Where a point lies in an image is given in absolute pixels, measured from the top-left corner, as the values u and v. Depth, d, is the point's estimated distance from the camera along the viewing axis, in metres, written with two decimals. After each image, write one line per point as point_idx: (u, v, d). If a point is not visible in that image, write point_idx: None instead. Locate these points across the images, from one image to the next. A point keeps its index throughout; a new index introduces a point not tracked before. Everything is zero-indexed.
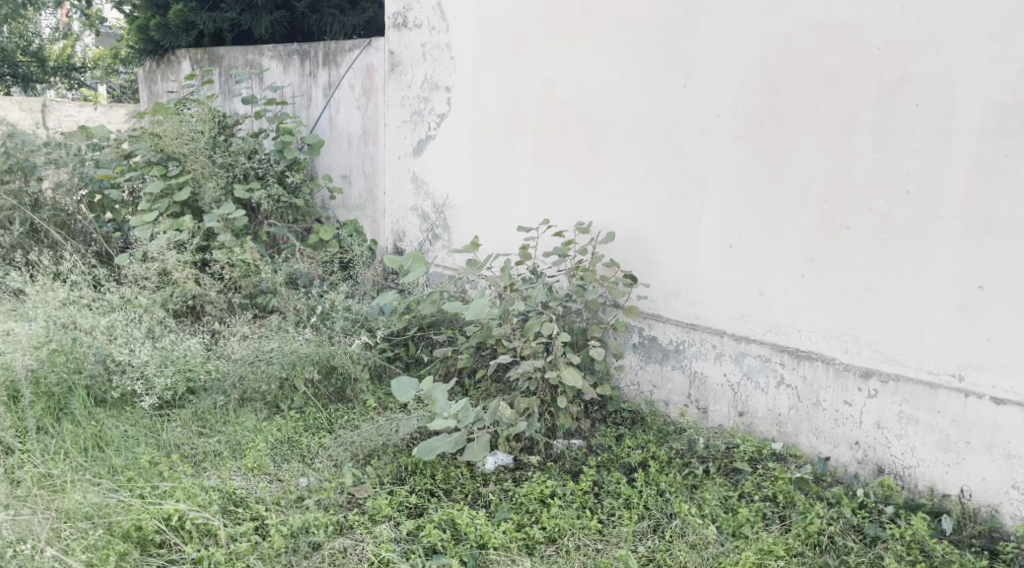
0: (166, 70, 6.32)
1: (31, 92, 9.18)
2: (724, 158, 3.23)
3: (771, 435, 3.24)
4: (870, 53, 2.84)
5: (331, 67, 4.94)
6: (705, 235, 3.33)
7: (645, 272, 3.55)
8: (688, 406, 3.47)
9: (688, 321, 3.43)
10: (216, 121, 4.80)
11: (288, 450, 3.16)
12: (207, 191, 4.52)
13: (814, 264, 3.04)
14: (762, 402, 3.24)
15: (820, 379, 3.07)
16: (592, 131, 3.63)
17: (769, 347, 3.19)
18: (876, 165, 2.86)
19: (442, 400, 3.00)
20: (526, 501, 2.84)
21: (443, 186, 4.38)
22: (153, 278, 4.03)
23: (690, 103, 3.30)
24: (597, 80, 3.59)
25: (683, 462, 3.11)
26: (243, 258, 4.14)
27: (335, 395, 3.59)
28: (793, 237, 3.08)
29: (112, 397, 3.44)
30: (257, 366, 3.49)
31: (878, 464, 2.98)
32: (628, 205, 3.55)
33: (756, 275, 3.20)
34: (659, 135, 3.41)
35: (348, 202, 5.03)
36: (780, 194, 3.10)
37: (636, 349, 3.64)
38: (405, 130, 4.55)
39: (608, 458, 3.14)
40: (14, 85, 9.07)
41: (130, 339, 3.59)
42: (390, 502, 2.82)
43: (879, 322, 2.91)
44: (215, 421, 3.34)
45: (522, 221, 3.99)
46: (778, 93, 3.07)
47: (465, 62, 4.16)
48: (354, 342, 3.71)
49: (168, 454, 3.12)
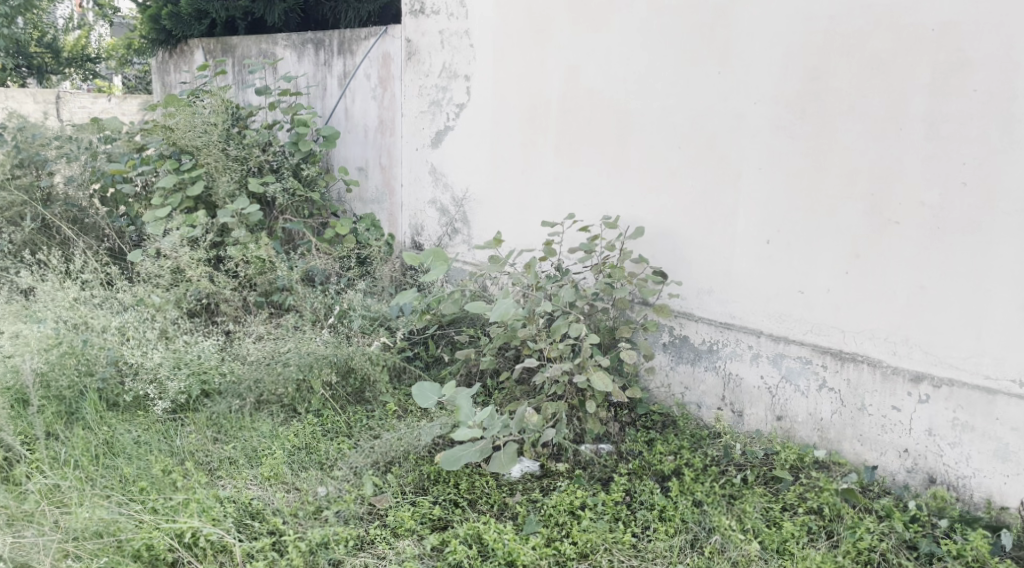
0: (179, 61, 6.21)
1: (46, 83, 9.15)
2: (761, 149, 3.07)
3: (812, 441, 3.06)
4: (923, 35, 2.66)
5: (347, 56, 4.78)
6: (741, 229, 3.17)
7: (676, 269, 3.39)
8: (722, 410, 3.31)
9: (722, 321, 3.27)
10: (230, 112, 4.69)
11: (305, 457, 3.03)
12: (221, 185, 4.43)
13: (859, 260, 2.87)
14: (802, 405, 3.07)
15: (866, 383, 2.90)
16: (619, 121, 3.47)
17: (809, 348, 3.03)
18: (927, 156, 2.69)
19: (467, 407, 2.80)
20: (555, 513, 2.70)
21: (463, 178, 4.23)
22: (166, 276, 3.90)
23: (725, 91, 3.14)
24: (623, 66, 3.42)
25: (720, 470, 2.96)
26: (259, 254, 4.01)
27: (353, 396, 3.47)
28: (836, 232, 2.92)
29: (125, 401, 3.32)
30: (274, 368, 3.37)
31: (929, 473, 2.80)
32: (658, 198, 3.39)
33: (796, 271, 3.04)
34: (690, 125, 3.24)
35: (365, 195, 4.88)
36: (824, 187, 2.93)
37: (666, 349, 3.47)
38: (423, 121, 4.39)
39: (639, 465, 3.00)
40: (30, 77, 9.02)
41: (143, 340, 3.48)
42: (413, 514, 2.69)
43: (931, 323, 2.74)
44: (230, 427, 3.21)
45: (546, 216, 3.83)
46: (821, 79, 2.89)
47: (485, 49, 3.99)
48: (373, 343, 3.57)
49: (181, 462, 3.00)
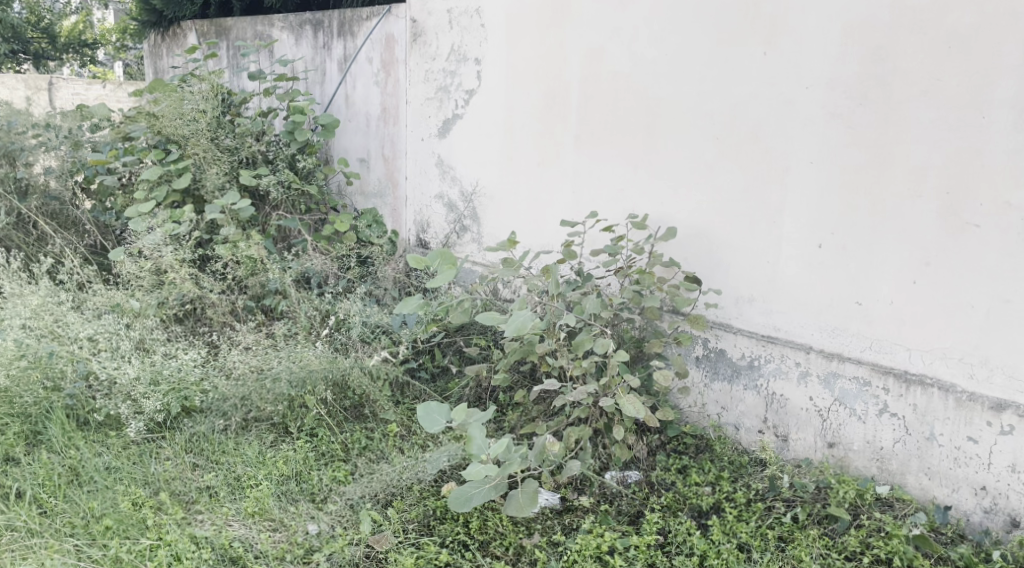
0: (172, 44, 5.83)
1: (43, 70, 8.81)
2: (814, 140, 2.70)
3: (870, 472, 2.70)
4: (1013, 8, 2.32)
5: (347, 38, 4.39)
6: (787, 231, 2.80)
7: (712, 275, 3.02)
8: (764, 434, 2.95)
9: (765, 334, 2.91)
10: (220, 98, 4.33)
11: (295, 487, 2.69)
12: (209, 177, 4.07)
13: (929, 268, 2.51)
14: (859, 432, 2.71)
15: (937, 410, 2.54)
16: (648, 109, 3.09)
17: (868, 367, 2.67)
18: (1015, 149, 2.35)
19: (479, 438, 2.37)
20: (580, 560, 2.36)
21: (473, 171, 3.87)
22: (147, 277, 3.54)
23: (771, 74, 2.77)
24: (653, 46, 3.04)
25: (765, 507, 2.61)
26: (249, 254, 3.67)
27: (351, 412, 3.12)
28: (901, 236, 2.56)
29: (96, 421, 2.96)
30: (263, 384, 3.01)
31: (1012, 515, 2.45)
32: (691, 195, 3.03)
33: (853, 280, 2.67)
34: (730, 113, 2.88)
35: (367, 188, 4.50)
36: (887, 184, 2.57)
37: (700, 363, 3.10)
38: (430, 108, 4.02)
39: (674, 499, 2.66)
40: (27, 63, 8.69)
41: (116, 352, 3.11)
42: (416, 561, 2.35)
43: (1015, 343, 2.39)
44: (212, 453, 2.85)
45: (565, 213, 3.46)
46: (887, 60, 2.53)
47: (497, 29, 3.62)
48: (374, 355, 3.21)
49: (155, 494, 2.65)
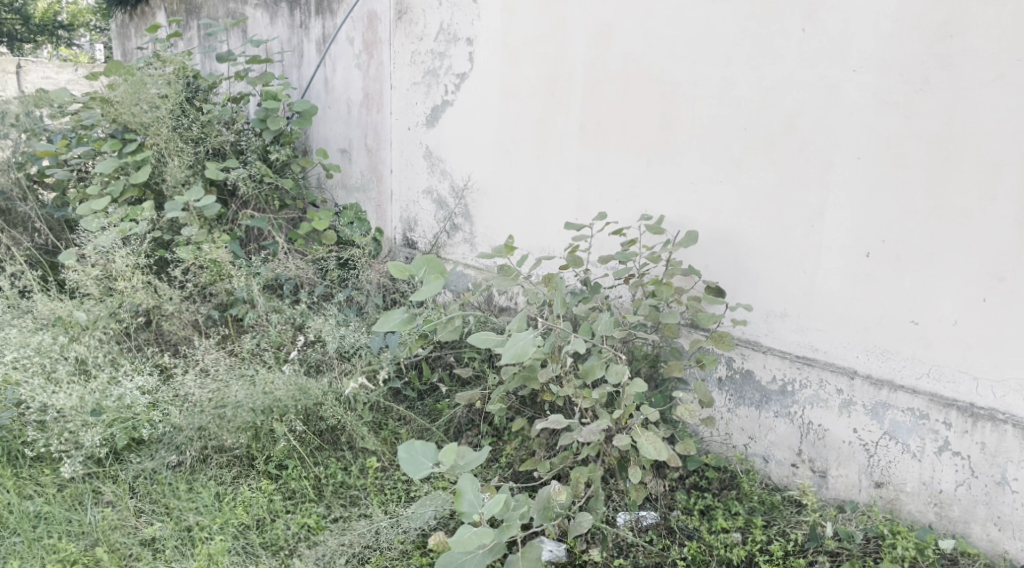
0: (139, 23, 5.39)
1: (18, 52, 8.41)
2: (862, 132, 2.31)
3: (927, 519, 2.33)
4: None
5: (325, 17, 3.95)
6: (829, 238, 2.41)
7: (739, 287, 2.63)
8: (799, 469, 2.56)
9: (801, 355, 2.52)
10: (185, 82, 3.91)
11: (256, 539, 2.31)
12: (171, 171, 3.65)
13: (1002, 283, 2.14)
14: (914, 472, 2.34)
15: (1010, 450, 2.17)
16: (664, 96, 2.69)
17: (925, 398, 2.29)
18: None
19: (469, 494, 2.00)
20: None
21: (464, 165, 3.46)
22: (95, 285, 3.12)
23: (812, 55, 2.37)
24: (672, 23, 2.64)
25: (807, 562, 2.24)
26: (213, 258, 3.26)
27: (326, 440, 2.71)
28: (969, 245, 2.18)
29: (28, 456, 2.57)
30: (223, 413, 2.60)
31: None
32: (715, 195, 2.63)
33: (908, 296, 2.29)
34: (762, 101, 2.48)
35: (347, 182, 4.08)
36: (952, 184, 2.18)
37: (722, 386, 2.71)
38: (417, 94, 3.61)
39: (700, 551, 2.28)
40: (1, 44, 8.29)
41: (53, 376, 2.71)
42: None
43: None
44: (162, 495, 2.46)
45: (568, 213, 3.07)
46: (953, 42, 2.15)
47: (491, 5, 3.21)
48: (351, 376, 2.82)
49: (92, 548, 2.27)
